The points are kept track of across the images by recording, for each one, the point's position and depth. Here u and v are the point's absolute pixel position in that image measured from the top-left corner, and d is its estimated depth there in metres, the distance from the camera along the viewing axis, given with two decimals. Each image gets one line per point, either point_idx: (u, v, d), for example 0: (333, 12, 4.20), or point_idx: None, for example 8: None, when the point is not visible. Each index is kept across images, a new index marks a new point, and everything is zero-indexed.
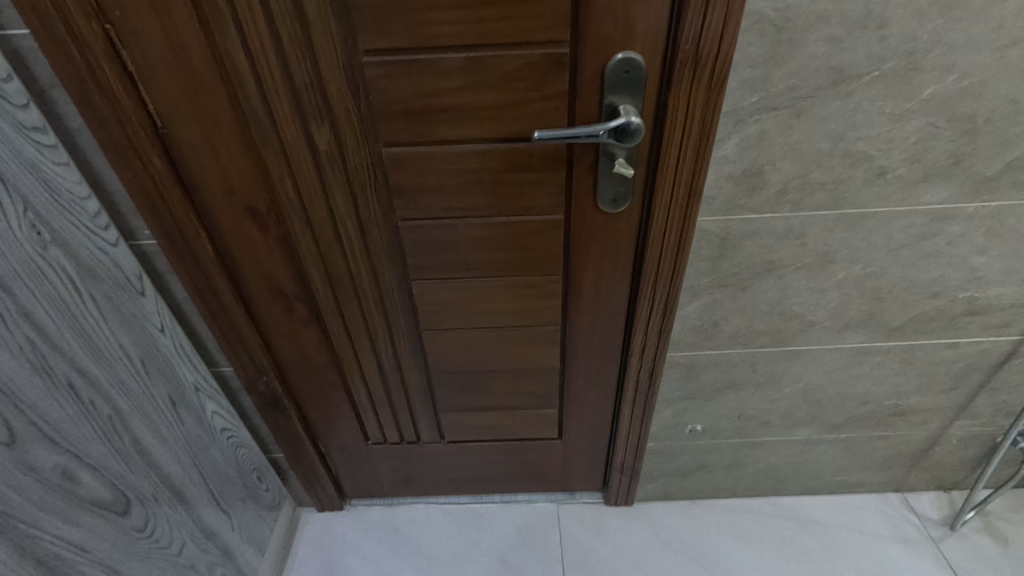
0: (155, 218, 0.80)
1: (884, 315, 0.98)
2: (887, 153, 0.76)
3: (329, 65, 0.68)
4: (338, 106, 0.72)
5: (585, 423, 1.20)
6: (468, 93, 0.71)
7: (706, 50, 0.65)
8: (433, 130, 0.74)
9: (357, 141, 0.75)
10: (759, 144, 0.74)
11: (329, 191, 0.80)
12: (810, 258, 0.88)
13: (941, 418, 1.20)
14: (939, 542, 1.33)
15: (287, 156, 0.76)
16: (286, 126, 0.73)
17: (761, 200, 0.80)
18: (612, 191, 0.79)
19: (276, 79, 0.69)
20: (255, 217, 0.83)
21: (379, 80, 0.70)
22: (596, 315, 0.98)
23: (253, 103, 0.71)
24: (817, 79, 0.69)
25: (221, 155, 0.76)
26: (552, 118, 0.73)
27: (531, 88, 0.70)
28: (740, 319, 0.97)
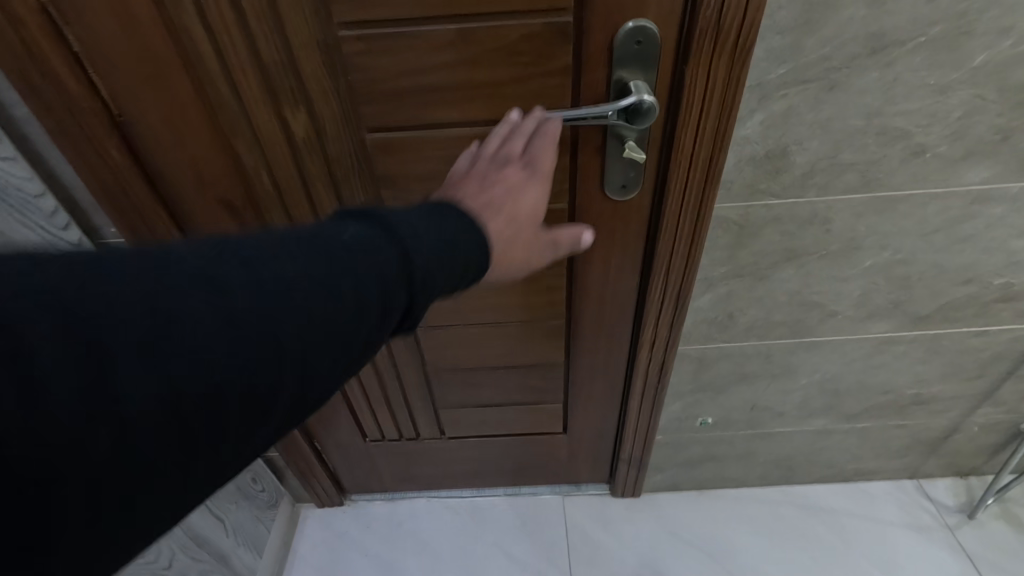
0: (123, 216, 0.74)
1: (911, 304, 0.91)
2: (927, 130, 0.68)
3: (300, 40, 0.60)
4: (314, 88, 0.64)
5: (591, 417, 1.15)
6: (460, 70, 0.63)
7: (729, 18, 0.57)
8: (422, 113, 0.67)
9: (338, 127, 0.67)
10: (785, 122, 0.67)
11: (310, 184, 0.73)
12: (835, 245, 0.81)
13: (963, 405, 1.15)
14: (956, 530, 1.29)
15: (261, 145, 0.69)
16: (257, 111, 0.65)
17: (785, 184, 0.73)
18: (621, 176, 0.72)
19: (242, 59, 0.61)
20: (230, 211, 0.76)
21: (358, 57, 0.62)
22: (603, 309, 0.91)
23: (218, 86, 0.63)
24: (854, 47, 0.61)
25: (188, 144, 0.69)
26: (556, 97, 0.65)
27: (532, 64, 0.62)
28: (757, 310, 0.91)
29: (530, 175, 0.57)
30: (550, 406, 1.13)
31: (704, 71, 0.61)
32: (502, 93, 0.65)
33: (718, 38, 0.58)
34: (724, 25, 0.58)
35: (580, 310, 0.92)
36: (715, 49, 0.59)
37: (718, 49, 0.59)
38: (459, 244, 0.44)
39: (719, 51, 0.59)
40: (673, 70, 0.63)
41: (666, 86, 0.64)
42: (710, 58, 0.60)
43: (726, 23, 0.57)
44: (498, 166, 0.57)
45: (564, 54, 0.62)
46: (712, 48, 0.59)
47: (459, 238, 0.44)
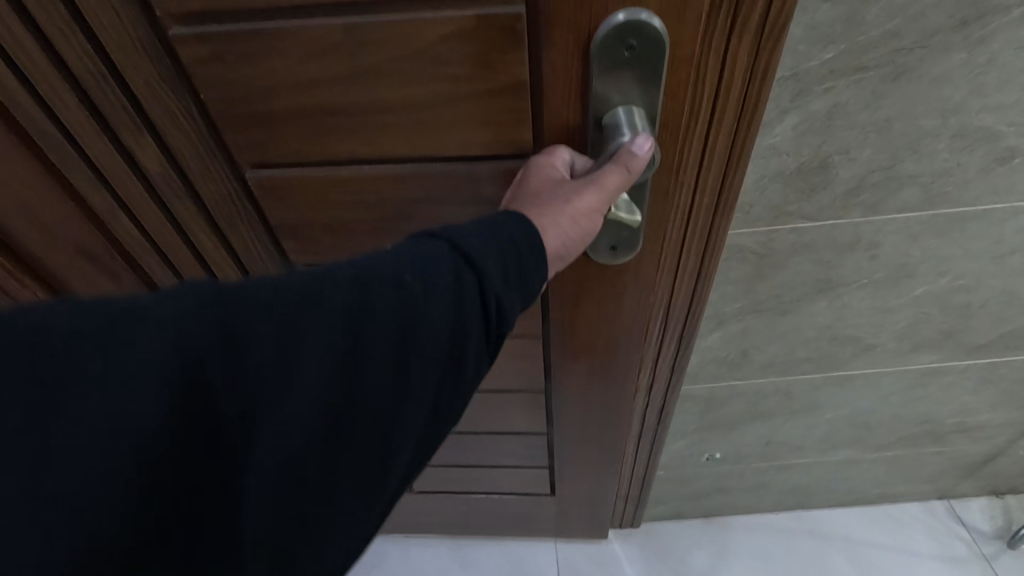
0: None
1: (968, 333, 0.74)
2: (1021, 129, 0.49)
3: (116, 42, 0.43)
4: (156, 111, 0.47)
5: (582, 484, 0.97)
6: (358, 86, 0.44)
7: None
8: (316, 142, 0.49)
9: (203, 161, 0.51)
10: (827, 127, 0.48)
11: (186, 231, 0.57)
12: (881, 273, 0.64)
13: (1012, 431, 0.99)
14: (992, 560, 1.15)
15: (107, 181, 0.52)
16: (87, 140, 0.49)
17: (822, 204, 0.55)
18: (610, 237, 0.49)
19: (46, 70, 0.44)
20: (96, 260, 0.60)
21: (205, 65, 0.44)
22: (593, 390, 0.72)
23: (28, 110, 0.47)
24: (936, 18, 0.42)
25: (16, 186, 0.53)
26: (505, 124, 0.45)
27: (460, 80, 0.43)
28: (778, 347, 0.74)
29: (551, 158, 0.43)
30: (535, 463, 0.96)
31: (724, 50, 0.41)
32: (423, 117, 0.46)
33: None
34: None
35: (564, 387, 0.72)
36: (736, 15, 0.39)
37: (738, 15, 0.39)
38: (536, 267, 0.36)
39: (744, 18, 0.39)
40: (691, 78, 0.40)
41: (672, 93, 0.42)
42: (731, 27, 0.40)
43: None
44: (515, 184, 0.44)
45: (514, 62, 0.41)
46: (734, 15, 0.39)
47: (533, 242, 0.36)
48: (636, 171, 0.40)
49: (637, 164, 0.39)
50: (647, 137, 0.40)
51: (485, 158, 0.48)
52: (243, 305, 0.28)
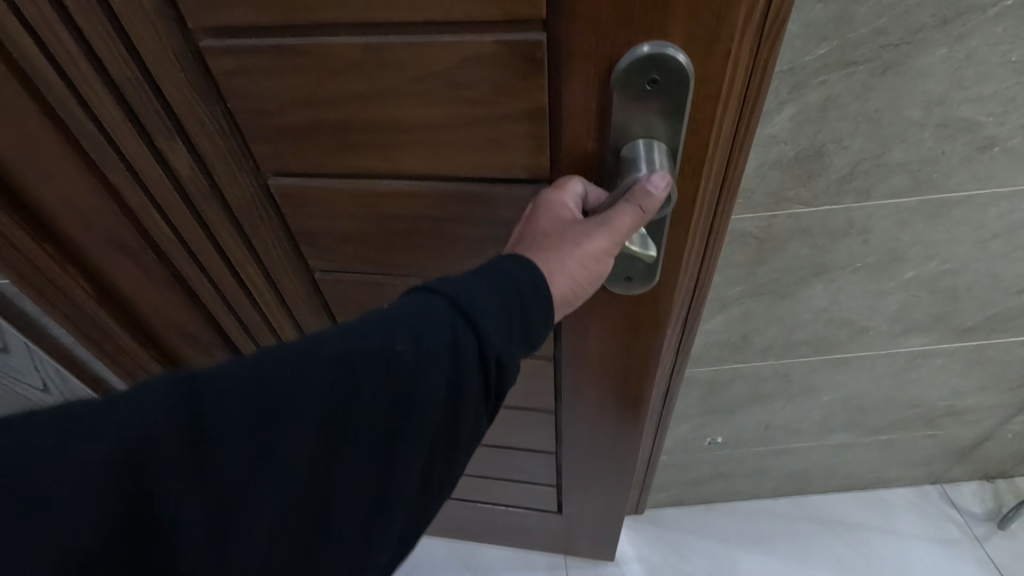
0: (20, 277, 0.62)
1: (956, 316, 0.78)
2: (1000, 120, 0.54)
3: (151, 53, 0.45)
4: (188, 118, 0.49)
5: (588, 504, 0.99)
6: (378, 105, 0.45)
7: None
8: (337, 156, 0.50)
9: (231, 167, 0.53)
10: (822, 117, 0.52)
11: (213, 230, 0.60)
12: (873, 257, 0.68)
13: (1000, 414, 1.04)
14: (984, 542, 1.20)
15: (142, 179, 0.55)
16: (125, 140, 0.52)
17: (817, 190, 0.59)
18: (625, 269, 0.50)
19: (91, 78, 0.47)
20: (128, 253, 0.63)
21: (231, 77, 0.45)
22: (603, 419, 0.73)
23: (72, 110, 0.50)
24: (920, 17, 0.46)
25: (59, 181, 0.56)
26: (523, 151, 0.45)
27: (480, 104, 0.42)
28: (777, 330, 0.78)
29: (566, 192, 0.42)
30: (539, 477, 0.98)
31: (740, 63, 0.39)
32: (440, 140, 0.46)
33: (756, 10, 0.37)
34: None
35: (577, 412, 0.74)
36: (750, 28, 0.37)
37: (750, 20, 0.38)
38: (540, 313, 0.36)
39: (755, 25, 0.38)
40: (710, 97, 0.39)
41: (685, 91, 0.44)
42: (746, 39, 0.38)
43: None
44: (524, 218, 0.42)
45: (536, 89, 0.41)
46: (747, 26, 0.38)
47: (535, 282, 0.37)
48: (650, 211, 0.39)
49: (652, 205, 0.38)
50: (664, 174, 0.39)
51: (500, 181, 0.49)
52: (217, 389, 0.30)
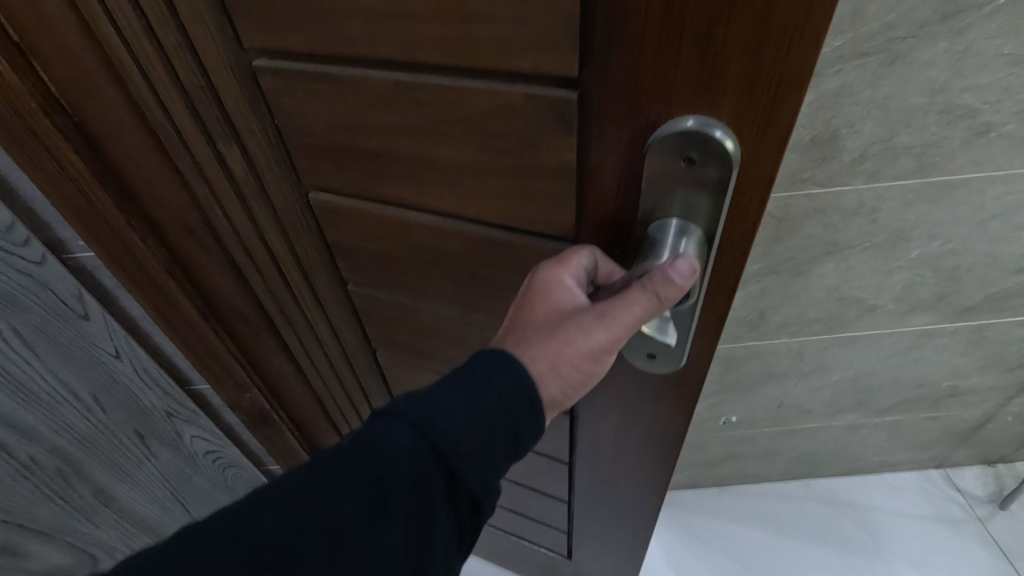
0: (107, 251, 0.67)
1: (957, 296, 0.84)
2: (995, 107, 0.60)
3: (213, 65, 0.48)
4: (242, 126, 0.52)
5: (599, 557, 0.94)
6: (411, 141, 0.44)
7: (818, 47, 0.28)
8: (373, 181, 0.51)
9: (277, 173, 0.55)
10: (837, 103, 0.59)
11: (261, 229, 0.62)
12: (881, 236, 0.74)
13: (999, 396, 1.09)
14: (986, 522, 1.24)
15: (204, 173, 0.58)
16: (190, 137, 0.55)
17: (831, 171, 0.65)
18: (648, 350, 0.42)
19: (166, 81, 0.51)
20: (193, 234, 0.66)
21: (280, 95, 0.48)
22: (622, 475, 0.66)
23: (151, 104, 0.53)
24: (923, 13, 0.52)
25: (141, 163, 0.59)
26: (546, 205, 0.43)
27: (511, 152, 0.40)
28: (791, 308, 0.84)
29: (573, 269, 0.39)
30: (549, 516, 0.94)
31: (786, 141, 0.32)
32: (468, 178, 0.45)
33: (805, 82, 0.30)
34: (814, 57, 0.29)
35: (593, 461, 0.67)
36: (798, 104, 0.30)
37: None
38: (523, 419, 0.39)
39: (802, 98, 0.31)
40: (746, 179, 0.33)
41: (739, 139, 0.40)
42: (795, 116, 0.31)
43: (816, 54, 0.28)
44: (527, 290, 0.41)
45: (562, 147, 0.38)
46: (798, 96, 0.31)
47: (522, 392, 0.38)
48: (668, 299, 0.35)
49: (669, 294, 0.34)
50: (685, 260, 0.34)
51: (528, 234, 0.47)
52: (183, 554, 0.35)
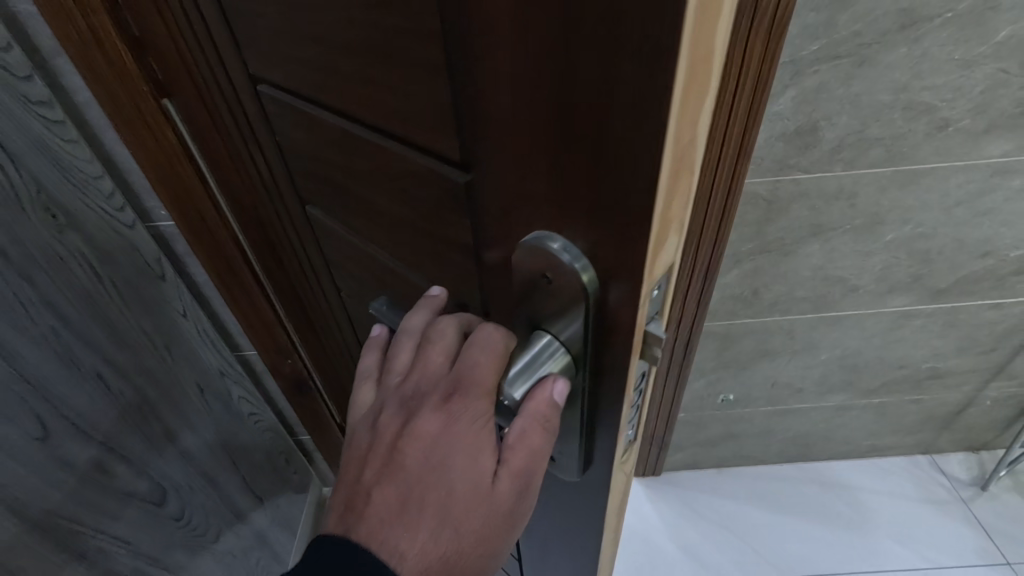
0: (184, 219, 0.75)
1: (931, 278, 0.94)
2: (951, 104, 0.71)
3: (238, 83, 0.56)
4: (262, 136, 0.59)
5: None
6: (359, 184, 0.47)
7: (666, 172, 0.23)
8: (348, 213, 0.53)
9: (285, 182, 0.62)
10: (816, 98, 0.70)
11: (284, 221, 0.70)
12: (860, 219, 0.84)
13: (977, 379, 1.18)
14: (970, 503, 1.32)
15: (250, 165, 0.66)
16: (240, 133, 0.63)
17: (814, 158, 0.76)
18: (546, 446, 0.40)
19: (213, 82, 0.60)
20: (248, 213, 0.75)
21: (275, 118, 0.54)
22: (550, 563, 0.58)
23: (216, 101, 0.62)
24: (885, 23, 0.63)
25: (212, 147, 0.68)
26: (460, 280, 0.41)
27: (419, 218, 0.41)
28: (782, 287, 0.94)
29: (456, 419, 0.34)
30: None
31: (650, 266, 0.27)
32: (406, 231, 0.45)
33: (666, 205, 0.25)
34: (672, 182, 0.24)
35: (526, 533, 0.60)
36: (658, 231, 0.25)
37: (685, 208, 0.27)
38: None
39: (673, 220, 0.26)
40: (611, 300, 0.29)
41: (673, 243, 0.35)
42: (658, 241, 0.26)
43: (665, 180, 0.23)
44: (396, 442, 0.36)
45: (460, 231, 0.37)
46: (674, 217, 0.26)
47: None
48: (554, 413, 0.33)
49: (554, 411, 0.33)
50: (564, 380, 0.33)
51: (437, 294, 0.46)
52: None
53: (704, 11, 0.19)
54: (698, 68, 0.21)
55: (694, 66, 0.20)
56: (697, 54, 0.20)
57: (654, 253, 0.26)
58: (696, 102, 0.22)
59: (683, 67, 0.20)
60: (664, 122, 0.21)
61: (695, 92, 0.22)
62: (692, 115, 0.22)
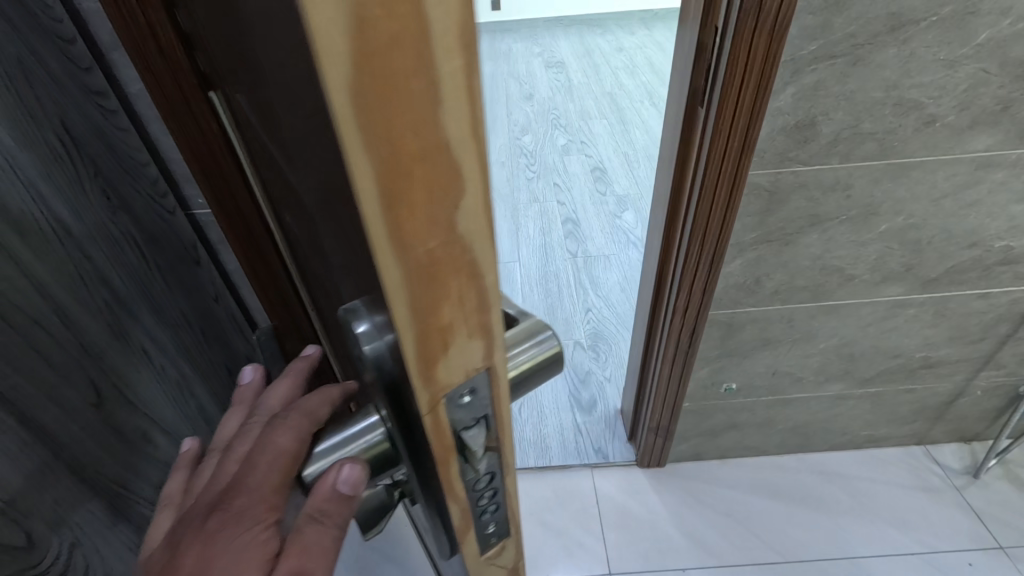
0: (219, 206, 0.80)
1: (922, 267, 1.00)
2: (937, 101, 0.77)
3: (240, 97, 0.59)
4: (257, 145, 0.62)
5: None
6: (289, 203, 0.48)
7: (399, 284, 0.22)
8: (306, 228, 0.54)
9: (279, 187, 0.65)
10: (814, 95, 0.76)
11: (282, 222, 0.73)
12: (855, 210, 0.90)
13: (967, 369, 1.24)
14: (963, 491, 1.36)
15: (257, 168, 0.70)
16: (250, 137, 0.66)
17: (812, 152, 0.82)
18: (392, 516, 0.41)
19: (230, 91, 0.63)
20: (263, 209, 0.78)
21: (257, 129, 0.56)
22: None
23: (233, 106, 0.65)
24: (876, 26, 0.70)
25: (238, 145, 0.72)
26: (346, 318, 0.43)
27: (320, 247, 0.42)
28: (782, 275, 0.99)
29: (217, 536, 0.35)
30: None
31: (428, 369, 0.26)
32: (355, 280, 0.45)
33: (427, 314, 0.24)
34: (424, 290, 0.23)
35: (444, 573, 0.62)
36: (420, 338, 0.24)
37: (469, 315, 0.25)
38: None
39: (449, 328, 0.25)
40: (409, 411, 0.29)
41: (529, 356, 0.37)
42: (431, 345, 0.25)
43: (402, 289, 0.22)
44: (161, 574, 0.36)
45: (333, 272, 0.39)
46: (457, 321, 0.25)
47: None
48: (337, 499, 0.34)
49: (338, 498, 0.34)
50: (355, 464, 0.34)
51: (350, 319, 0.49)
52: None
53: (379, 120, 0.17)
54: (417, 176, 0.19)
55: (403, 177, 0.19)
56: (400, 168, 0.19)
57: (430, 358, 0.25)
58: (438, 209, 0.21)
59: (372, 175, 0.18)
60: (373, 232, 0.20)
61: (425, 201, 0.20)
62: (434, 220, 0.21)
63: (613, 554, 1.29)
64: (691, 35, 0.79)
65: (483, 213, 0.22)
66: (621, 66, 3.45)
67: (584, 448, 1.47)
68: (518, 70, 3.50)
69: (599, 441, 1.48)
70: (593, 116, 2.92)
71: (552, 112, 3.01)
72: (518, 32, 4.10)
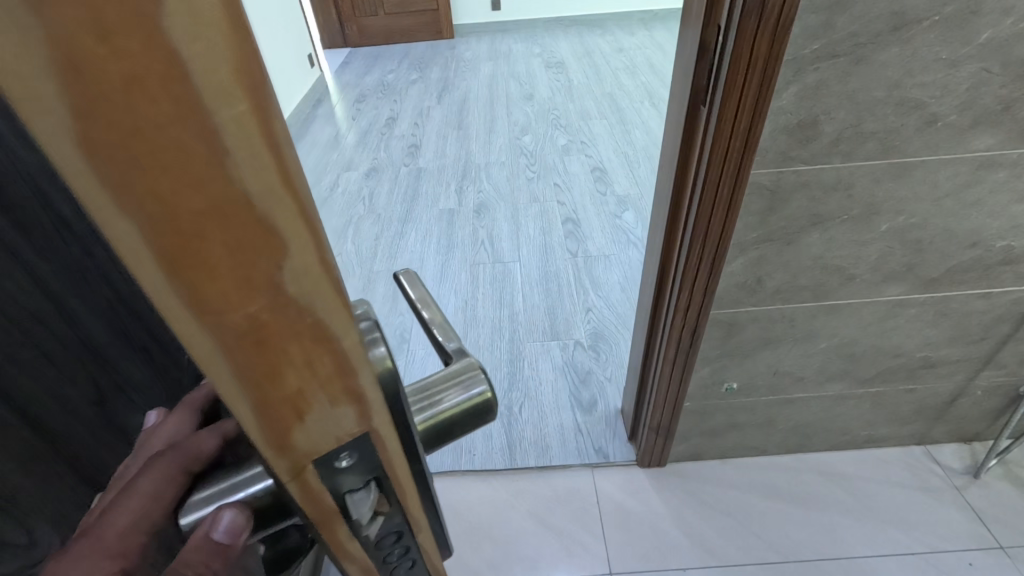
0: None
1: (923, 267, 1.00)
2: (939, 100, 0.77)
3: None
4: None
5: None
6: None
7: (212, 348, 0.21)
8: None
9: None
10: (816, 94, 0.76)
11: None
12: (856, 210, 0.90)
13: (968, 369, 1.24)
14: (963, 490, 1.36)
15: None
16: None
17: (814, 151, 0.82)
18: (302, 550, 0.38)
19: None
20: None
21: None
22: None
23: None
24: (878, 25, 0.70)
25: None
26: None
27: None
28: (783, 275, 0.99)
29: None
30: None
31: (279, 433, 0.25)
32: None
33: (261, 383, 0.23)
34: (254, 358, 0.22)
35: None
36: (261, 404, 0.24)
37: (313, 371, 0.24)
38: None
39: (291, 386, 0.24)
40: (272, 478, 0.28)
41: (448, 409, 0.36)
42: (275, 408, 0.24)
43: (215, 353, 0.21)
44: None
45: None
46: (302, 383, 0.24)
47: None
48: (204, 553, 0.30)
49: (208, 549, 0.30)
50: (237, 509, 0.31)
51: None
52: None
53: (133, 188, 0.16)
54: (217, 244, 0.18)
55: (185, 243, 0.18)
56: (189, 241, 0.18)
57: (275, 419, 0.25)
58: (251, 276, 0.20)
59: (143, 245, 0.17)
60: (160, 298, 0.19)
61: (232, 269, 0.19)
62: (249, 286, 0.20)
63: (613, 553, 1.29)
64: (693, 35, 0.79)
65: (311, 275, 0.22)
66: (621, 66, 3.46)
67: (584, 448, 1.47)
68: (518, 70, 3.50)
69: (600, 440, 1.48)
70: (593, 116, 2.93)
71: (552, 112, 3.01)
72: (518, 32, 4.11)
